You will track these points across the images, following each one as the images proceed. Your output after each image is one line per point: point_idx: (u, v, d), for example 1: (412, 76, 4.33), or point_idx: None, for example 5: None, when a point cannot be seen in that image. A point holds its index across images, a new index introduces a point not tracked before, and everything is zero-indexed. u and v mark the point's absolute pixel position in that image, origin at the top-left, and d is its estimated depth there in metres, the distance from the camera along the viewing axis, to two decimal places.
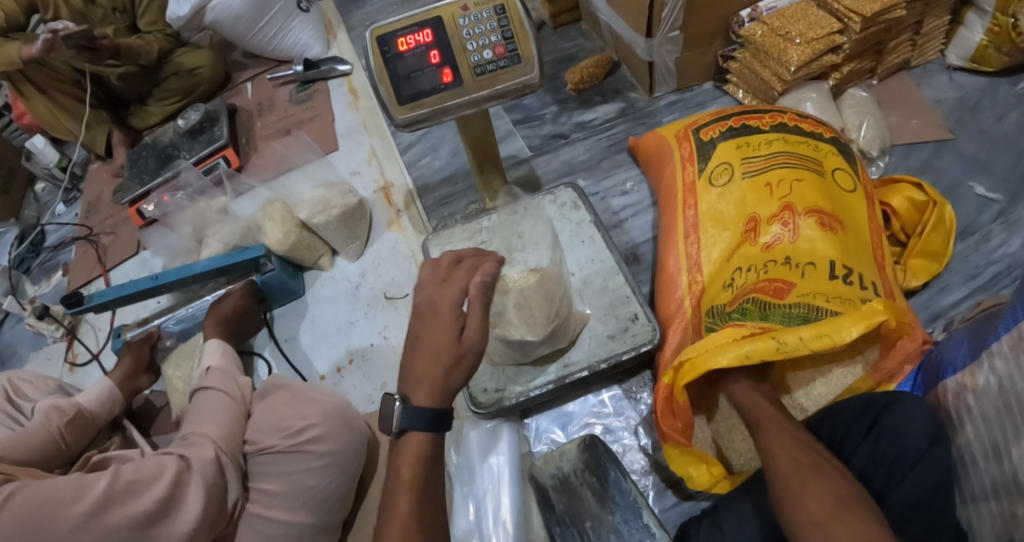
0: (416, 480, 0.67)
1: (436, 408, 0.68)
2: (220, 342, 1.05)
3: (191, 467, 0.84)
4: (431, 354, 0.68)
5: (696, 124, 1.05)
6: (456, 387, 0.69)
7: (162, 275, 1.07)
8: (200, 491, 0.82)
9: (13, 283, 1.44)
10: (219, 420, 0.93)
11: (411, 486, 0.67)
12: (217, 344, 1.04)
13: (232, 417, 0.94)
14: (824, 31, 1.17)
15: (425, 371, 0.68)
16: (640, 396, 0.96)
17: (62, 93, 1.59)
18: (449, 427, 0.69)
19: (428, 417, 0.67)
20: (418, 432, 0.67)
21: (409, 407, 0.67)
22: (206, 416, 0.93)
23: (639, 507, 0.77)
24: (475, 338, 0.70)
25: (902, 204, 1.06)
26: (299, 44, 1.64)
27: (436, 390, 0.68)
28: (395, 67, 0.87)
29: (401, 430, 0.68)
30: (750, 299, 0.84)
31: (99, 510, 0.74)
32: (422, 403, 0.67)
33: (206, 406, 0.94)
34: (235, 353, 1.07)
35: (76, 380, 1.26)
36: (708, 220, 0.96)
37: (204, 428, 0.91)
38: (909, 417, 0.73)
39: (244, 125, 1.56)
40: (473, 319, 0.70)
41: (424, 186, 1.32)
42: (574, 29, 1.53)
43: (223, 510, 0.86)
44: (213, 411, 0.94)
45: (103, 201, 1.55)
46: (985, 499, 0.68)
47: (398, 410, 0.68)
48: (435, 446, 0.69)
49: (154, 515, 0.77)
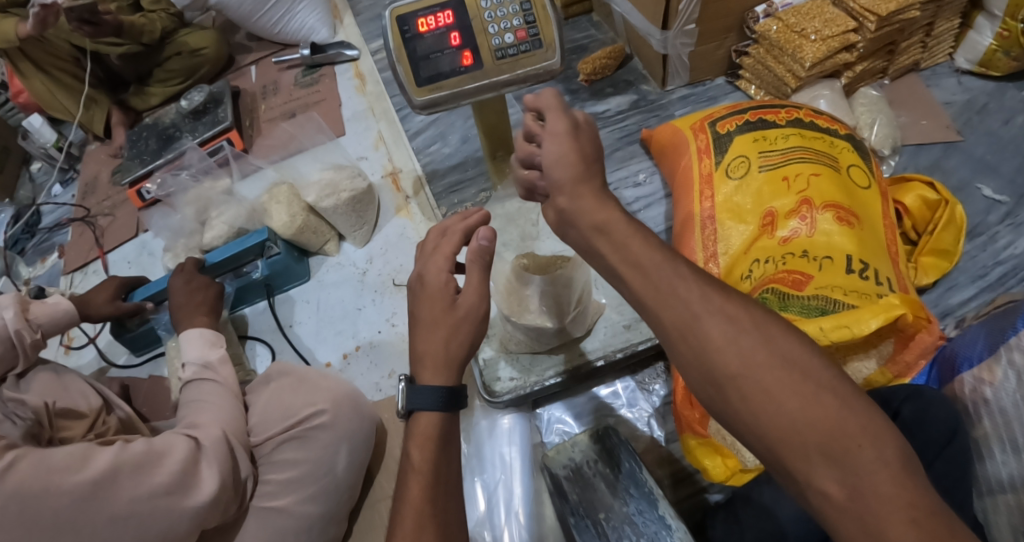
0: (427, 463, 0.64)
1: (448, 385, 0.67)
2: (200, 329, 0.99)
3: (202, 447, 0.81)
4: (444, 332, 0.68)
5: (712, 117, 1.04)
6: (461, 356, 0.68)
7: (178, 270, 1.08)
8: (212, 470, 0.79)
9: (8, 264, 1.42)
10: (221, 409, 0.89)
11: (425, 472, 0.64)
12: (198, 334, 0.98)
13: (231, 403, 0.91)
14: (839, 29, 1.16)
15: (437, 351, 0.67)
16: (653, 387, 0.95)
17: (60, 71, 1.56)
18: (462, 405, 0.68)
19: (441, 394, 0.66)
20: (428, 412, 0.66)
21: (417, 386, 0.66)
22: (203, 406, 0.89)
23: (655, 499, 0.76)
24: (474, 300, 0.69)
25: (914, 203, 1.06)
26: (306, 28, 1.62)
27: (440, 362, 0.67)
28: (414, 48, 0.85)
29: (409, 410, 0.67)
30: (769, 289, 0.84)
31: (105, 481, 0.72)
32: (428, 382, 0.67)
33: (202, 398, 0.90)
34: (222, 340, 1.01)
35: (72, 362, 1.22)
36: (725, 213, 0.95)
37: (205, 416, 0.87)
38: (933, 408, 0.72)
39: (248, 108, 1.54)
40: (481, 293, 0.69)
41: (434, 172, 1.31)
42: (585, 20, 1.52)
43: (238, 489, 0.83)
44: (212, 400, 0.90)
45: (101, 182, 1.52)
46: (1002, 492, 0.71)
47: (404, 390, 0.67)
48: (446, 425, 0.67)
49: (168, 489, 0.74)
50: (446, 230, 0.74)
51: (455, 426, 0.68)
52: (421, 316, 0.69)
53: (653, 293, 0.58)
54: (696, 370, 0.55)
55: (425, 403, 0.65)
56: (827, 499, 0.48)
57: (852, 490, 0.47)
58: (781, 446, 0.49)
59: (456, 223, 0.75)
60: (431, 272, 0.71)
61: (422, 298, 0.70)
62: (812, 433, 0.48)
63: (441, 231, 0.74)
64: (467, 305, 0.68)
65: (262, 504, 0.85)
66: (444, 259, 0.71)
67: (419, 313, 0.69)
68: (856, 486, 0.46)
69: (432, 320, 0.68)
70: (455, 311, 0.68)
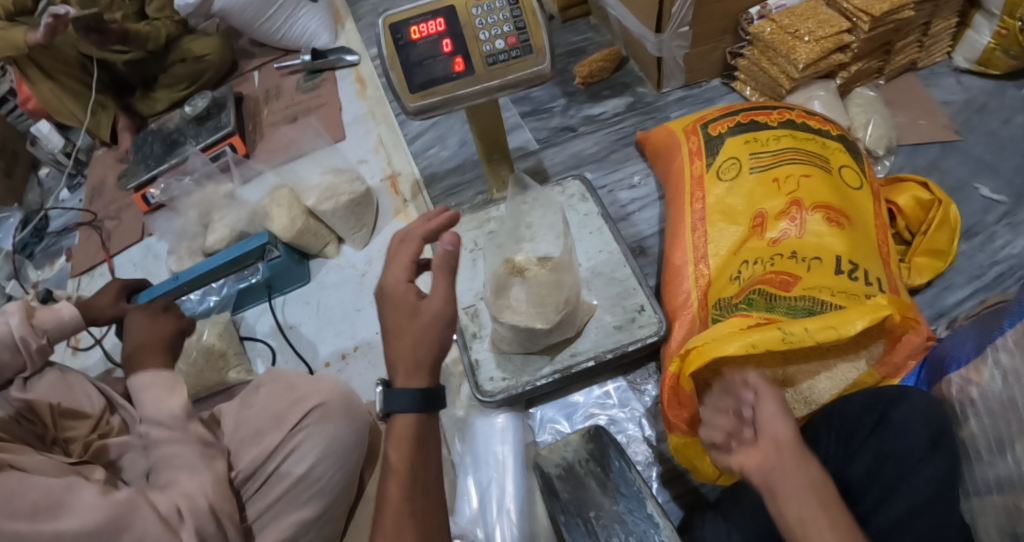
0: (404, 465, 0.66)
1: (424, 387, 0.68)
2: (152, 373, 0.87)
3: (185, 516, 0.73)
4: (410, 339, 0.68)
5: (705, 119, 1.05)
6: (432, 362, 0.69)
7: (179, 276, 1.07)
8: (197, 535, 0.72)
9: (16, 267, 1.45)
10: (198, 467, 0.81)
11: (402, 473, 0.66)
12: (151, 377, 0.87)
13: (208, 458, 0.83)
14: (833, 30, 1.17)
15: (407, 358, 0.68)
16: (644, 387, 0.97)
17: (68, 78, 1.58)
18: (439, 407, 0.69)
19: (414, 396, 0.67)
20: (404, 414, 0.67)
21: (392, 390, 0.67)
22: (177, 465, 0.80)
23: (644, 497, 0.77)
24: (439, 306, 0.69)
25: (907, 204, 1.07)
26: (308, 33, 1.64)
27: (414, 369, 0.68)
28: (407, 55, 0.87)
29: (387, 413, 0.68)
30: (756, 290, 0.85)
31: None
32: (403, 384, 0.68)
33: (173, 460, 0.80)
34: (175, 377, 0.88)
35: (79, 363, 1.25)
36: (717, 215, 0.96)
37: (183, 477, 0.79)
38: (918, 410, 0.73)
39: (251, 113, 1.56)
40: (446, 299, 0.70)
41: (433, 176, 1.33)
42: (583, 23, 1.53)
43: None
44: (186, 457, 0.81)
45: (107, 187, 1.55)
46: (989, 493, 0.71)
47: (381, 394, 0.68)
48: (424, 427, 0.68)
49: None
50: (407, 235, 0.75)
51: (433, 426, 0.70)
52: (389, 324, 0.70)
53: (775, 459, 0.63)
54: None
55: (399, 405, 0.66)
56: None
57: None
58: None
59: (417, 228, 0.76)
60: (391, 281, 0.72)
61: (385, 307, 0.71)
62: None
63: (400, 237, 0.75)
64: (430, 311, 0.69)
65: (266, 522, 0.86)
66: (402, 269, 0.72)
67: (387, 322, 0.70)
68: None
69: (397, 328, 0.69)
70: (420, 318, 0.69)
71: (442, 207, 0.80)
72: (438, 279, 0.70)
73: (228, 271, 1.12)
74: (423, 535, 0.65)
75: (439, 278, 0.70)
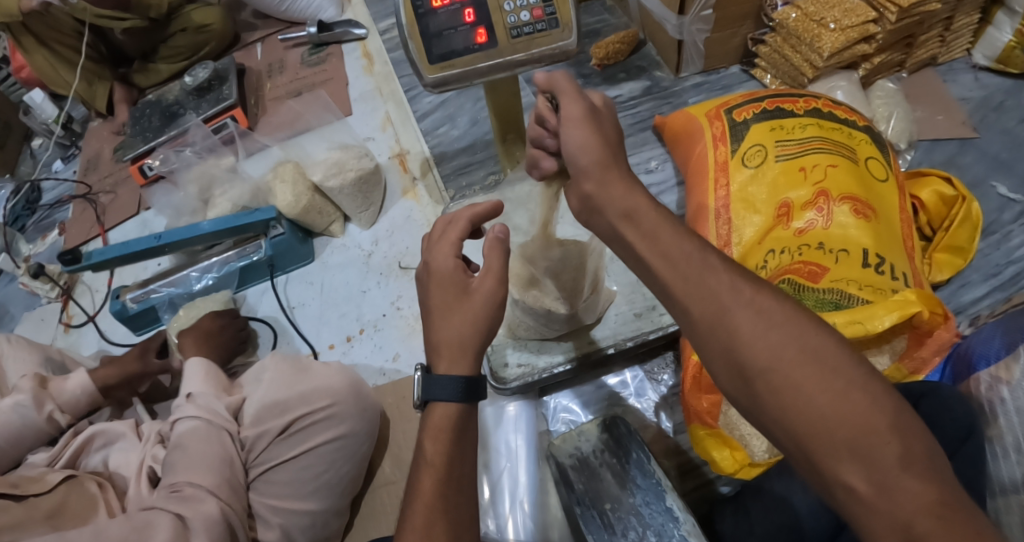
0: (440, 458, 0.63)
1: (468, 376, 0.65)
2: (203, 363, 0.92)
3: (189, 527, 0.74)
4: (460, 319, 0.66)
5: (728, 104, 1.02)
6: (480, 346, 0.67)
7: (166, 235, 1.02)
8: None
9: (8, 241, 1.39)
10: (206, 462, 0.80)
11: (438, 467, 0.63)
12: (201, 366, 0.92)
13: (222, 455, 0.82)
14: (859, 19, 1.13)
15: (454, 340, 0.66)
16: (661, 377, 0.94)
17: (63, 46, 1.51)
18: (483, 396, 0.66)
19: (460, 385, 0.64)
20: (445, 403, 0.65)
21: (434, 376, 0.65)
22: (193, 457, 0.80)
23: (662, 490, 0.74)
24: (491, 286, 0.67)
25: (930, 198, 1.04)
26: (313, 6, 1.59)
27: (461, 359, 0.66)
28: (427, 24, 0.83)
29: (424, 401, 0.65)
30: (784, 280, 0.83)
31: None
32: (446, 371, 0.65)
33: (188, 451, 0.81)
34: (224, 374, 0.94)
35: (70, 342, 1.22)
36: (739, 203, 0.93)
37: (189, 473, 0.78)
38: (947, 407, 0.70)
39: (254, 86, 1.51)
40: (500, 279, 0.67)
41: (442, 154, 1.28)
42: (598, 4, 1.49)
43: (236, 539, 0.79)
44: (205, 450, 0.81)
45: (103, 159, 1.50)
46: (1015, 493, 0.70)
47: (420, 381, 0.66)
48: (462, 418, 0.66)
49: None
50: (453, 218, 0.72)
51: (471, 418, 0.67)
52: (434, 303, 0.68)
53: (679, 282, 0.56)
54: (725, 366, 0.54)
55: (441, 394, 0.64)
56: (851, 493, 0.47)
57: (878, 486, 0.46)
58: (809, 440, 0.49)
59: (463, 212, 0.73)
60: (437, 259, 0.69)
61: (431, 285, 0.69)
62: (805, 393, 0.49)
63: (447, 220, 0.72)
64: (481, 290, 0.67)
65: (272, 504, 0.85)
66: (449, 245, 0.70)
67: (433, 299, 0.68)
68: (883, 483, 0.46)
69: (444, 307, 0.67)
70: (472, 300, 0.67)
71: (494, 203, 0.73)
72: (488, 255, 0.68)
73: (223, 237, 1.08)
74: (454, 533, 0.61)
75: (490, 256, 0.68)
